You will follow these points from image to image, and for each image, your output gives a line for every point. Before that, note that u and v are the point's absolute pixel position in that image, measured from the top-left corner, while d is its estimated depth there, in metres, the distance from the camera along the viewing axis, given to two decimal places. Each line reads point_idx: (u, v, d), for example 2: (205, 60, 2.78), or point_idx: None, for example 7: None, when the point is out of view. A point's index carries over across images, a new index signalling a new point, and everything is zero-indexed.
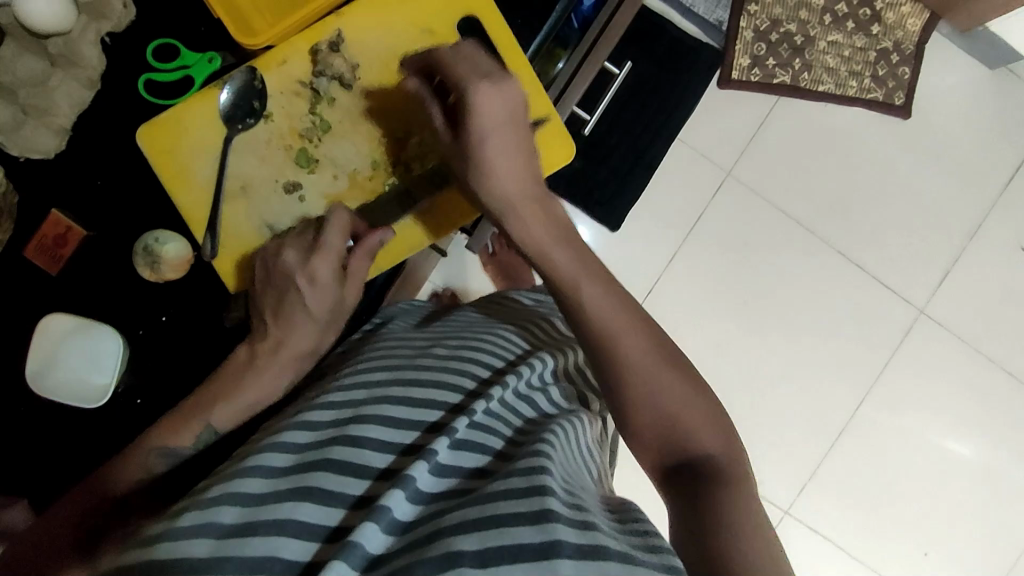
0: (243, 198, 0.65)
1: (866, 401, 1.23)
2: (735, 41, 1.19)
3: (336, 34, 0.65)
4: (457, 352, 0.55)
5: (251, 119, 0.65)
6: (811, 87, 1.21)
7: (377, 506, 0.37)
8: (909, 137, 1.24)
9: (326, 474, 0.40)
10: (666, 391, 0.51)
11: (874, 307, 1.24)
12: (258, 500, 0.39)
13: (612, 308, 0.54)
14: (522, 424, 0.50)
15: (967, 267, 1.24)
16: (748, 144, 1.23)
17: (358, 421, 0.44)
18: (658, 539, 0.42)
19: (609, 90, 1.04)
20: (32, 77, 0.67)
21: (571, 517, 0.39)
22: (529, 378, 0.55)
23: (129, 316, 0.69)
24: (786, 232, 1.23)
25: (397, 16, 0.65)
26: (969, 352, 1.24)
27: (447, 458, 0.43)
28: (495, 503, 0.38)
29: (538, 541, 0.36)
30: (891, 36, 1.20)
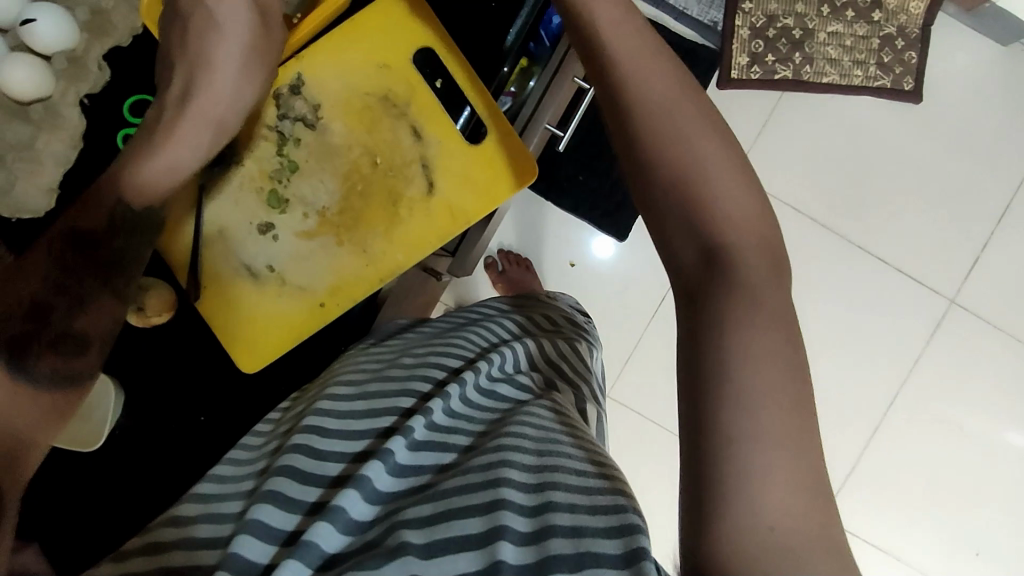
0: (221, 242, 0.67)
1: (900, 398, 1.19)
2: (732, 40, 1.16)
3: (296, 78, 0.67)
4: (422, 358, 0.53)
5: (221, 165, 0.67)
6: (813, 80, 1.17)
7: (332, 506, 0.38)
8: (922, 122, 1.20)
9: (287, 480, 0.40)
10: (720, 187, 0.44)
11: (899, 302, 1.19)
12: (227, 517, 0.41)
13: (705, 137, 0.45)
14: (490, 420, 0.48)
15: (997, 251, 1.19)
16: (754, 143, 1.21)
17: (315, 433, 0.44)
18: (622, 498, 0.39)
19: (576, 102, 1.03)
20: (19, 141, 0.74)
21: (524, 505, 0.38)
22: (493, 369, 0.52)
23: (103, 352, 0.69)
24: (798, 230, 1.21)
25: (354, 50, 0.67)
26: (1007, 341, 1.19)
27: (406, 459, 0.42)
28: (449, 498, 0.39)
29: (482, 531, 0.36)
30: (894, 21, 1.15)
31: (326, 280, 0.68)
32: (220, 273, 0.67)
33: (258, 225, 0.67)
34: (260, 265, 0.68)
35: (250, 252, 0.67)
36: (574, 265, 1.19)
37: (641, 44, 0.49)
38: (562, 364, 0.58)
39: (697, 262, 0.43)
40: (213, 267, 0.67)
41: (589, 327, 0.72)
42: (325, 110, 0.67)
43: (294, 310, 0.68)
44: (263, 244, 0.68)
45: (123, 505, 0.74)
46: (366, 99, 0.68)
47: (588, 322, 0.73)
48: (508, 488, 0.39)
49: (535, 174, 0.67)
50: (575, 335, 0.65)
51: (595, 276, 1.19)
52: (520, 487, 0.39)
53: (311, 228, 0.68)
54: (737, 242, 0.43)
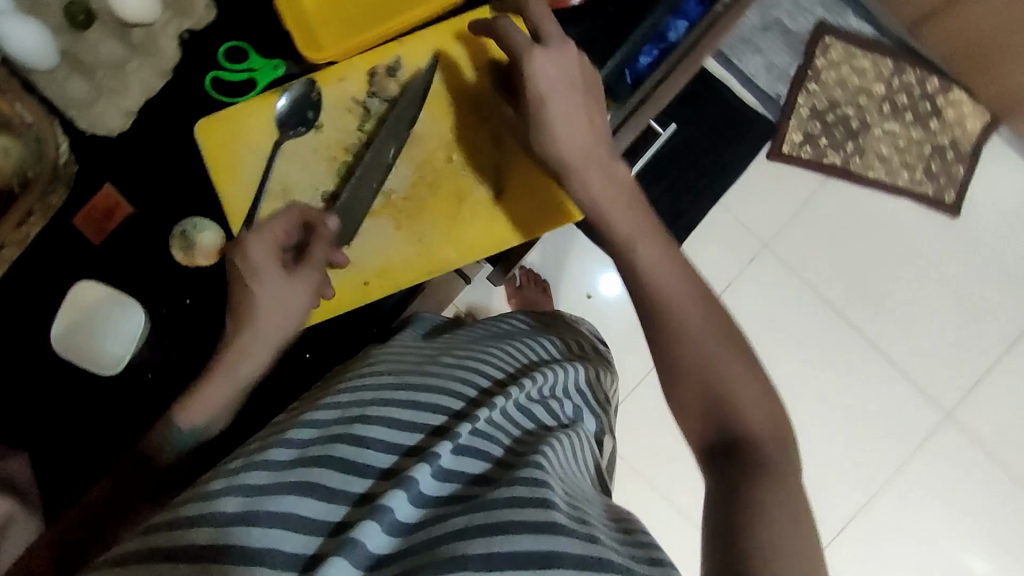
0: None
1: (878, 498, 1.18)
2: (791, 116, 1.20)
3: (394, 57, 0.57)
4: (464, 362, 0.52)
5: (303, 127, 0.56)
6: (861, 171, 1.22)
7: (378, 506, 0.37)
8: (956, 235, 1.22)
9: (327, 471, 0.40)
10: (715, 351, 0.46)
11: (897, 403, 1.20)
12: (269, 490, 0.38)
13: (680, 288, 0.49)
14: (528, 437, 0.47)
15: (1001, 375, 1.20)
16: (791, 219, 1.23)
17: (363, 421, 0.43)
18: (659, 552, 0.40)
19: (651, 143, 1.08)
20: None
21: (575, 528, 0.37)
22: (536, 388, 0.51)
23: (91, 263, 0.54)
24: (815, 312, 1.22)
25: (456, 37, 0.61)
26: (994, 464, 1.19)
27: (450, 463, 0.41)
28: (496, 510, 0.37)
29: (539, 550, 0.35)
30: (949, 133, 1.21)
31: (374, 262, 0.59)
32: None
33: (320, 194, 0.56)
34: None
35: None
36: (591, 297, 1.20)
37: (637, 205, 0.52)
38: (591, 394, 0.58)
39: (709, 432, 0.45)
40: None
41: (604, 351, 0.72)
42: (403, 103, 0.56)
43: None
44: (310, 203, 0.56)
45: None
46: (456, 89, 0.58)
47: (603, 347, 0.73)
48: (556, 512, 0.37)
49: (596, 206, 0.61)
50: (597, 364, 0.64)
51: (609, 312, 1.20)
52: (567, 514, 0.38)
53: None
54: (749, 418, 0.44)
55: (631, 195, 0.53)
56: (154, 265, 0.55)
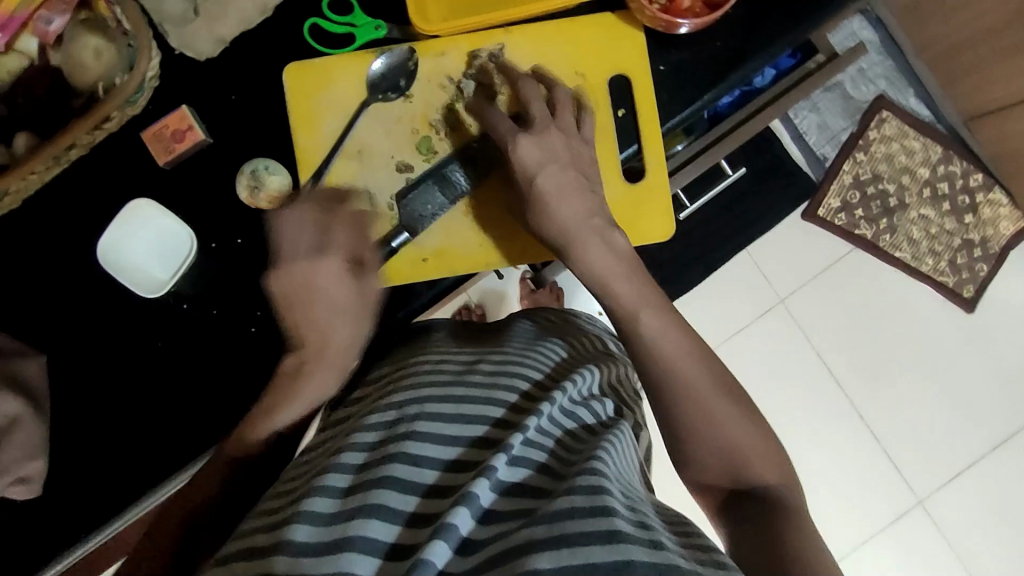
0: (355, 162, 0.54)
1: (836, 567, 1.19)
2: (834, 180, 1.20)
3: (498, 47, 0.54)
4: (503, 365, 0.49)
5: (394, 94, 0.54)
6: (888, 249, 1.23)
7: (444, 524, 0.33)
8: (965, 330, 1.24)
9: (388, 491, 0.36)
10: (715, 408, 0.45)
11: (875, 480, 1.21)
12: (328, 519, 0.35)
13: (670, 338, 0.47)
14: (572, 441, 0.44)
15: (980, 474, 1.22)
16: (811, 280, 1.24)
17: (410, 438, 0.40)
18: (722, 556, 0.37)
19: (712, 186, 1.09)
20: None
21: (640, 536, 0.34)
22: (575, 391, 0.48)
23: (151, 182, 0.53)
24: (814, 376, 1.23)
25: (569, 38, 0.54)
26: (954, 558, 1.20)
27: (506, 474, 0.37)
28: (562, 522, 0.33)
29: (612, 563, 0.32)
30: (981, 230, 1.22)
31: (436, 239, 0.55)
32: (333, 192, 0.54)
33: (400, 164, 0.54)
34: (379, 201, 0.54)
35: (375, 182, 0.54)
36: None
37: (632, 278, 0.50)
38: (625, 393, 0.55)
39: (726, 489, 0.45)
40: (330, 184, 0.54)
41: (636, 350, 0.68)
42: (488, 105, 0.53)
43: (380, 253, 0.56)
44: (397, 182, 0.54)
45: None
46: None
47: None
48: (619, 520, 0.34)
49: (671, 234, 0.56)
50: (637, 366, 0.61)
51: None
52: (629, 522, 0.35)
53: None
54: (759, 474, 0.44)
55: (631, 263, 0.50)
56: (213, 199, 0.54)
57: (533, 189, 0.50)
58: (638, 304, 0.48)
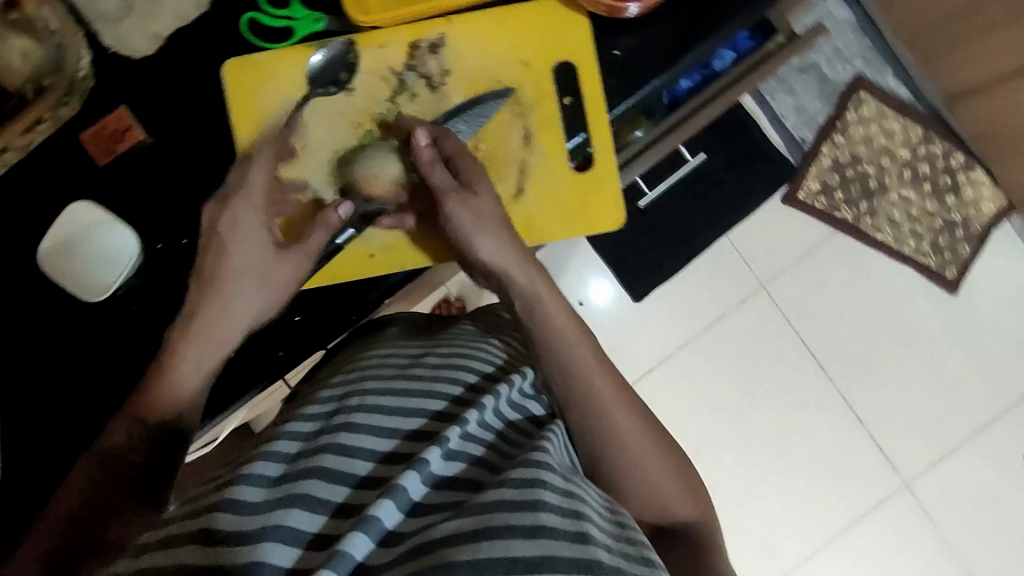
0: (298, 158, 0.55)
1: (823, 551, 1.19)
2: (812, 163, 1.20)
3: (440, 37, 0.54)
4: (449, 361, 0.51)
5: (335, 88, 0.54)
6: (869, 231, 1.22)
7: (366, 516, 0.34)
8: (949, 312, 1.23)
9: (318, 482, 0.39)
10: (632, 439, 0.47)
11: (859, 464, 1.21)
12: (257, 507, 0.37)
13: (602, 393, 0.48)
14: (516, 434, 0.46)
15: (965, 456, 1.21)
16: (792, 265, 1.23)
17: (347, 431, 0.43)
18: (653, 556, 0.39)
19: (677, 171, 1.14)
20: None
21: (566, 529, 0.35)
22: (521, 386, 0.49)
23: (94, 183, 0.53)
24: (798, 361, 1.22)
25: (510, 28, 0.54)
26: (939, 541, 1.20)
27: (440, 467, 0.39)
28: (488, 515, 0.34)
29: (531, 556, 0.33)
30: (963, 211, 1.21)
31: (381, 240, 0.56)
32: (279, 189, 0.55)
33: (342, 159, 0.54)
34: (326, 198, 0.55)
35: (320, 179, 0.55)
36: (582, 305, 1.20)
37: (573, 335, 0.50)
38: None
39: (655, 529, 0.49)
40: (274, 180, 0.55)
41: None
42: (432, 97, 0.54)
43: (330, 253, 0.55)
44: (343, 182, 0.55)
45: None
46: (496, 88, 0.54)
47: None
48: (546, 511, 0.35)
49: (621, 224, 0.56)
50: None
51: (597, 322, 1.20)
52: (557, 511, 0.36)
53: None
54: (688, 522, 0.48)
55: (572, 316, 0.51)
56: (151, 199, 0.53)
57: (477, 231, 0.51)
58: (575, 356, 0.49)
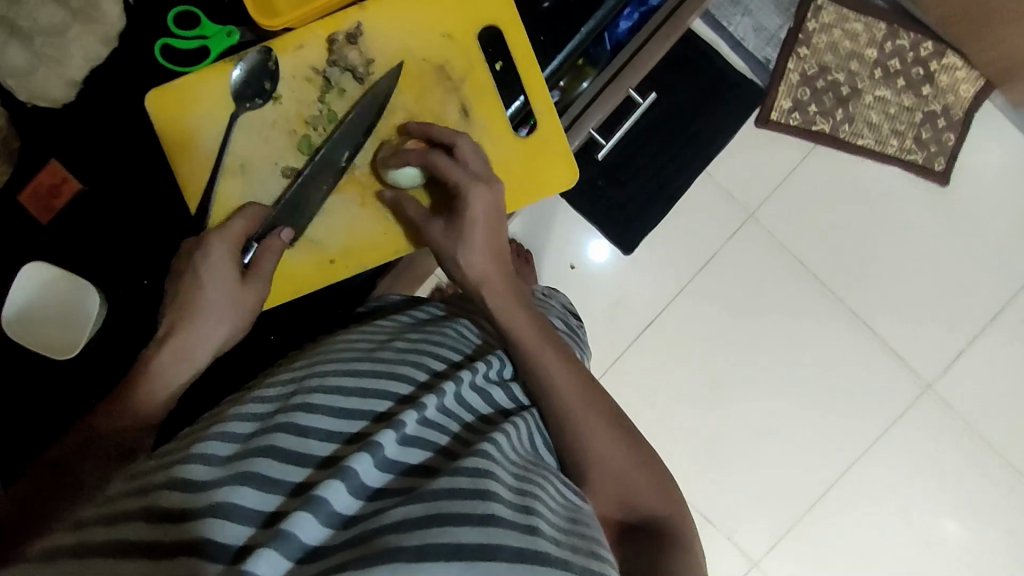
0: (241, 177, 0.57)
1: (857, 465, 1.20)
2: (781, 81, 1.17)
3: (356, 25, 0.57)
4: (414, 346, 0.55)
5: (260, 99, 0.57)
6: (850, 139, 1.19)
7: (315, 497, 0.38)
8: (943, 206, 1.21)
9: (268, 461, 0.41)
10: (596, 429, 0.54)
11: (878, 373, 1.20)
12: (203, 486, 0.40)
13: (571, 386, 0.54)
14: (478, 424, 0.50)
15: (984, 346, 1.20)
16: (777, 188, 1.20)
17: (305, 411, 0.45)
18: (602, 551, 0.44)
19: (631, 118, 1.09)
20: (53, 27, 0.51)
21: (515, 521, 0.39)
22: (485, 373, 0.55)
23: (55, 245, 0.56)
24: (801, 284, 1.20)
25: (421, 7, 0.57)
26: (971, 434, 1.20)
27: (395, 453, 0.43)
28: (438, 502, 0.38)
29: (479, 542, 0.37)
30: (941, 99, 1.18)
31: (339, 240, 0.60)
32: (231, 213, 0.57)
33: (282, 168, 0.57)
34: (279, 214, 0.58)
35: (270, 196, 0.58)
36: (574, 268, 1.19)
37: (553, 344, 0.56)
38: None
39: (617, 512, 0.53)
40: (224, 204, 0.57)
41: (578, 330, 0.73)
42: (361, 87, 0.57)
43: (302, 265, 0.59)
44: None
45: None
46: (422, 65, 0.58)
47: (580, 324, 0.75)
48: (496, 502, 0.40)
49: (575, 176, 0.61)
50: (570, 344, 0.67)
51: (592, 283, 1.19)
52: (508, 504, 0.41)
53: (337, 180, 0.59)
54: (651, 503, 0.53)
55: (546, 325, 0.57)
56: (103, 248, 0.57)
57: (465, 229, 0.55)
58: (540, 347, 0.55)
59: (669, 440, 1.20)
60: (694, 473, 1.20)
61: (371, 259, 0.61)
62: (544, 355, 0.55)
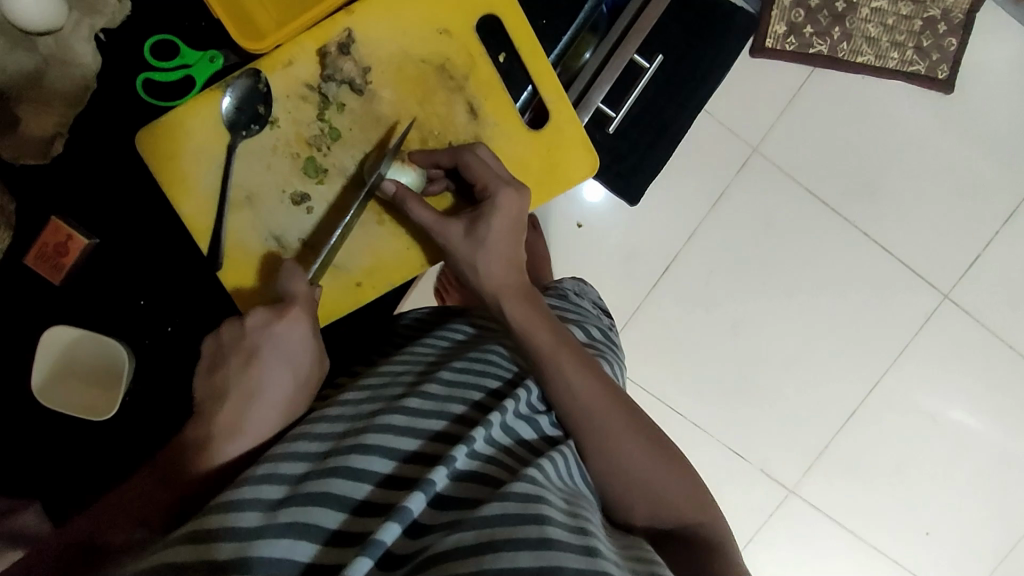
0: (248, 208, 0.63)
1: (882, 383, 1.21)
2: (773, 6, 1.12)
3: (345, 35, 0.62)
4: (461, 375, 0.56)
5: (257, 125, 0.62)
6: (849, 58, 1.15)
7: (372, 540, 0.39)
8: (949, 114, 1.18)
9: (326, 510, 0.42)
10: (634, 451, 0.53)
11: (895, 292, 1.20)
12: (256, 538, 0.40)
13: (603, 401, 0.54)
14: (523, 449, 0.52)
15: (998, 251, 1.19)
16: (778, 118, 1.17)
17: (358, 452, 0.46)
18: (661, 569, 0.44)
19: (637, 85, 1.04)
20: (24, 74, 0.65)
21: (571, 543, 0.41)
22: (528, 400, 0.55)
23: (131, 286, 0.70)
24: (811, 212, 1.19)
25: (410, 11, 0.63)
26: (991, 338, 1.20)
27: (445, 488, 0.44)
28: (492, 529, 0.40)
29: (536, 566, 0.38)
30: (940, 3, 1.13)
31: (361, 261, 0.65)
32: (247, 243, 0.63)
33: (292, 195, 0.63)
34: (291, 239, 0.64)
35: (281, 223, 0.63)
36: (581, 226, 1.17)
37: (584, 365, 0.55)
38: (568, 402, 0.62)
39: (652, 524, 0.54)
40: (237, 236, 0.63)
41: (611, 333, 0.74)
42: (356, 103, 0.63)
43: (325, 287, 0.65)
44: (300, 218, 0.64)
45: (95, 462, 0.70)
46: (419, 66, 0.64)
47: (611, 325, 0.76)
48: (552, 526, 0.41)
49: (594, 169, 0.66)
50: (608, 353, 0.67)
51: (601, 239, 1.18)
52: (563, 526, 0.42)
53: (349, 199, 0.64)
54: (686, 515, 0.54)
55: (573, 340, 0.57)
56: (125, 307, 0.69)
57: (480, 235, 0.58)
58: (565, 359, 0.54)
59: (694, 384, 1.21)
60: (724, 408, 1.21)
61: (397, 277, 0.66)
62: (571, 369, 0.54)
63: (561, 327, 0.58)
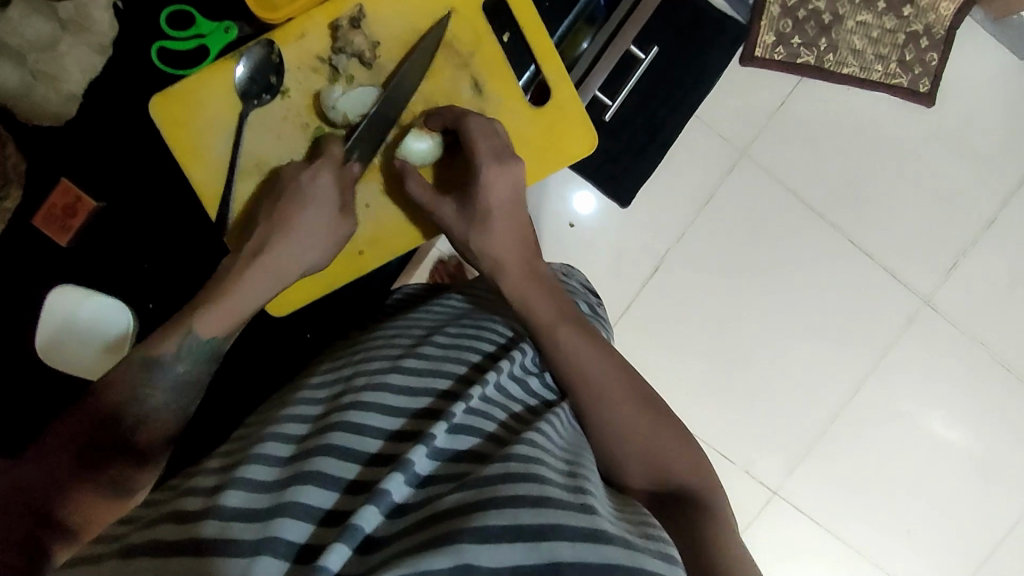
0: (258, 175, 0.65)
1: (864, 386, 1.23)
2: (762, 15, 1.16)
3: (356, 10, 0.64)
4: (456, 340, 0.58)
5: (268, 95, 0.64)
6: (835, 68, 1.19)
7: (378, 490, 0.40)
8: (932, 125, 1.22)
9: (330, 459, 0.42)
10: (624, 412, 0.55)
11: (879, 296, 1.23)
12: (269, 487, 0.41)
13: (596, 361, 0.56)
14: (518, 408, 0.53)
15: (978, 256, 1.23)
16: (766, 124, 1.20)
17: (358, 408, 0.47)
18: (656, 531, 0.46)
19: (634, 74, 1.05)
20: (40, 40, 0.68)
21: (568, 501, 0.42)
22: (522, 362, 0.57)
23: (136, 252, 0.77)
24: (798, 216, 1.22)
25: None
26: (971, 343, 1.23)
27: (445, 442, 0.45)
28: (493, 486, 0.41)
29: (537, 523, 0.38)
30: (922, 19, 1.17)
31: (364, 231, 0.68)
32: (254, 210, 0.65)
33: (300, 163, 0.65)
34: None
35: None
36: (572, 226, 1.19)
37: (577, 329, 0.57)
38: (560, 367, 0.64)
39: (645, 482, 0.55)
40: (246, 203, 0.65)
41: (601, 310, 0.75)
42: (366, 76, 0.65)
43: None
44: None
45: None
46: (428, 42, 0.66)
47: (600, 303, 0.77)
48: (549, 486, 0.42)
49: (592, 147, 0.68)
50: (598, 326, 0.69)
51: (592, 237, 1.20)
52: (560, 487, 0.43)
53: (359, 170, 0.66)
54: (680, 477, 0.54)
55: (566, 302, 0.60)
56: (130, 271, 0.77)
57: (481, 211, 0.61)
58: (557, 321, 0.58)
59: (682, 384, 1.23)
60: (710, 408, 1.23)
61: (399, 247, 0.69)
62: (565, 331, 0.57)
63: (562, 290, 0.61)
